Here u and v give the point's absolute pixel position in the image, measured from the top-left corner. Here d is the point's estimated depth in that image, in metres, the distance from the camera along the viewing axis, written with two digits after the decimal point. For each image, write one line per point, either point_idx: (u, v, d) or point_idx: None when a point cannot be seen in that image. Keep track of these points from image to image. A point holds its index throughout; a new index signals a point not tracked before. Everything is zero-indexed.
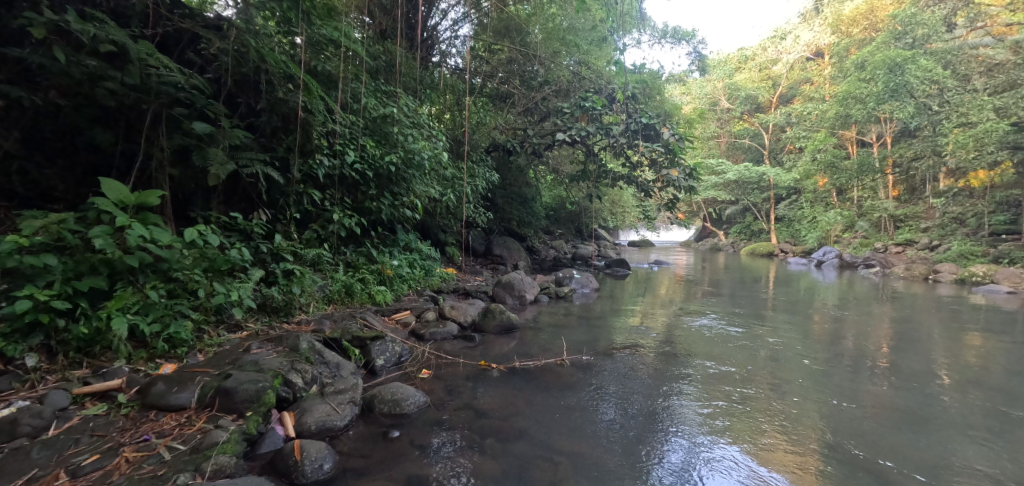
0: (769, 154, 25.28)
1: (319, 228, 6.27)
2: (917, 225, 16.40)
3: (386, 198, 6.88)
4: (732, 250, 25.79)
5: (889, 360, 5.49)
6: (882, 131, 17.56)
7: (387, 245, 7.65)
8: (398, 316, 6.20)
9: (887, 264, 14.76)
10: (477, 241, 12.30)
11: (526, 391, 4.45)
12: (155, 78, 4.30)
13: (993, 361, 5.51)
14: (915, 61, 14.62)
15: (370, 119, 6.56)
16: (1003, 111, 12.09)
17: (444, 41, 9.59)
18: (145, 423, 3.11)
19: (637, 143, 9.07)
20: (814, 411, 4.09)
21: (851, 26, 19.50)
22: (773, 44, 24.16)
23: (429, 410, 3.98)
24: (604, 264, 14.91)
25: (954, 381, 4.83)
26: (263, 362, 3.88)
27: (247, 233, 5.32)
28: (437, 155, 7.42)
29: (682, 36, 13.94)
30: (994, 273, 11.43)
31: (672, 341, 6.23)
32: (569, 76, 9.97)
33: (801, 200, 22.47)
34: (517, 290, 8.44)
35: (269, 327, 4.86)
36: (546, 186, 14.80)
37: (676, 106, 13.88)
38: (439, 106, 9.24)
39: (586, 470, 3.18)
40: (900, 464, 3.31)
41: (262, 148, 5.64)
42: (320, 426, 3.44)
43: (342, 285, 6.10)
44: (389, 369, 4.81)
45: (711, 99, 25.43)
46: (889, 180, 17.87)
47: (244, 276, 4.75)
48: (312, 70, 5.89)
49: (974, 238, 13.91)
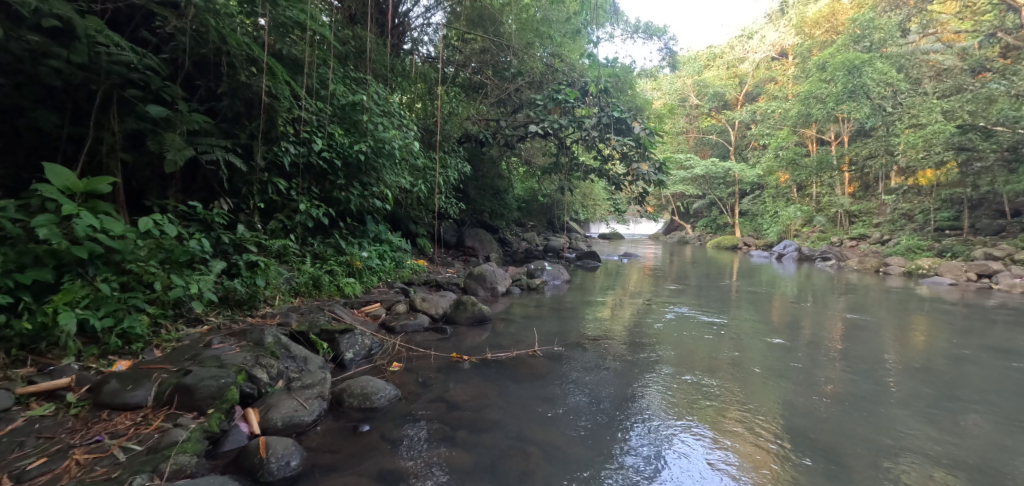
0: (734, 151, 25.94)
1: (284, 218, 6.08)
2: (871, 220, 17.40)
3: (356, 188, 6.71)
4: (699, 243, 26.50)
5: (843, 347, 5.78)
6: (841, 130, 18.26)
7: (357, 236, 7.46)
8: (368, 309, 6.08)
9: (842, 257, 15.45)
10: (448, 233, 12.24)
11: (498, 382, 4.44)
12: (105, 57, 4.04)
13: (936, 347, 5.89)
14: (872, 64, 15.18)
15: (338, 107, 6.37)
16: (949, 114, 12.48)
17: (416, 28, 9.47)
18: (97, 424, 2.95)
19: (608, 136, 9.15)
20: (774, 398, 4.23)
21: (813, 28, 20.16)
22: (741, 43, 24.69)
23: (401, 403, 3.92)
24: (575, 257, 15.06)
25: (902, 367, 5.13)
26: (225, 357, 3.74)
27: (207, 223, 5.09)
28: (409, 145, 7.26)
29: (653, 32, 14.09)
30: (938, 266, 12.07)
31: (642, 332, 6.34)
32: (542, 68, 9.87)
33: (764, 195, 23.23)
34: (489, 281, 8.39)
35: (232, 320, 4.68)
36: (518, 179, 14.76)
37: (647, 101, 14.05)
38: (411, 95, 9.07)
39: (558, 460, 3.21)
40: (856, 447, 3.47)
41: (223, 134, 5.42)
42: (286, 422, 3.33)
43: (309, 277, 5.93)
44: (359, 363, 4.72)
45: (680, 95, 25.82)
46: (846, 177, 18.71)
47: (205, 268, 4.53)
48: (277, 54, 5.65)
49: (920, 233, 14.84)
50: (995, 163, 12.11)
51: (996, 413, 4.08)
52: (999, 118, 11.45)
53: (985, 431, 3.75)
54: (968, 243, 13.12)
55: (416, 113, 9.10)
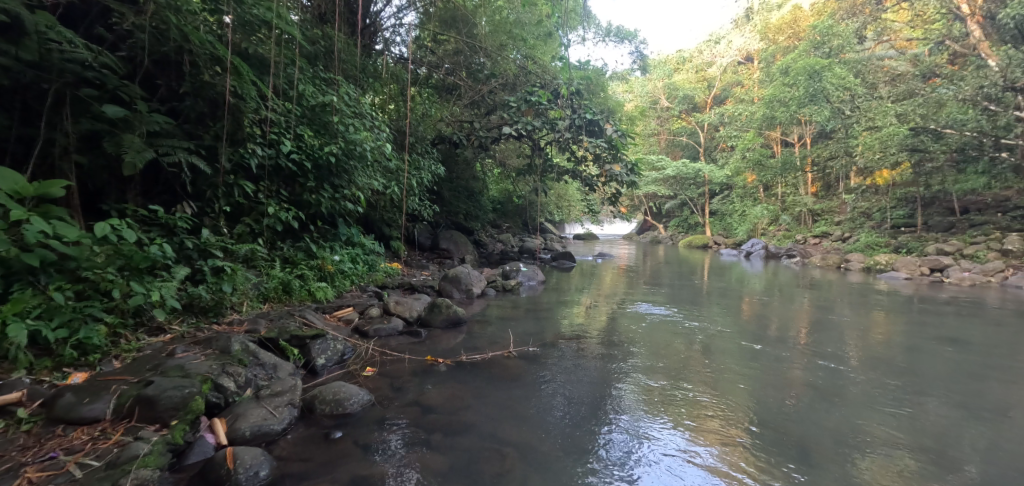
0: (704, 152, 26.53)
1: (252, 221, 5.91)
2: (832, 218, 18.12)
3: (327, 190, 6.57)
4: (671, 242, 27.02)
5: (808, 342, 5.98)
6: (803, 132, 18.92)
7: (329, 239, 7.31)
8: (340, 314, 5.98)
9: (806, 255, 15.99)
10: (423, 235, 12.16)
11: (473, 384, 4.43)
12: (58, 56, 3.87)
13: (894, 339, 6.16)
14: (831, 69, 15.69)
15: (307, 107, 6.25)
16: (902, 117, 13.03)
17: (388, 29, 9.37)
18: (51, 439, 2.81)
19: (581, 138, 9.24)
20: (743, 393, 4.34)
21: (777, 34, 20.91)
22: (709, 47, 25.68)
23: (374, 408, 3.86)
24: (549, 257, 15.15)
25: (862, 359, 5.34)
26: (190, 366, 3.61)
27: (169, 228, 4.91)
28: (381, 146, 7.16)
29: (624, 35, 14.31)
30: (894, 262, 12.61)
31: (616, 331, 6.44)
32: (515, 70, 9.91)
33: (732, 196, 23.90)
34: (464, 283, 8.36)
35: (197, 329, 4.52)
36: (493, 180, 14.74)
37: (619, 104, 14.24)
38: (383, 96, 8.94)
39: (533, 460, 3.22)
40: (821, 438, 3.58)
41: (186, 135, 5.24)
42: (255, 432, 3.24)
43: (279, 282, 5.79)
44: (331, 368, 4.63)
45: (651, 98, 26.19)
46: (809, 178, 19.43)
47: (167, 274, 4.36)
48: (242, 53, 5.49)
49: (878, 230, 15.56)
50: (944, 164, 12.76)
51: (949, 401, 4.28)
52: (948, 121, 11.97)
53: (939, 419, 3.93)
54: (922, 239, 13.76)
55: (388, 114, 9.01)
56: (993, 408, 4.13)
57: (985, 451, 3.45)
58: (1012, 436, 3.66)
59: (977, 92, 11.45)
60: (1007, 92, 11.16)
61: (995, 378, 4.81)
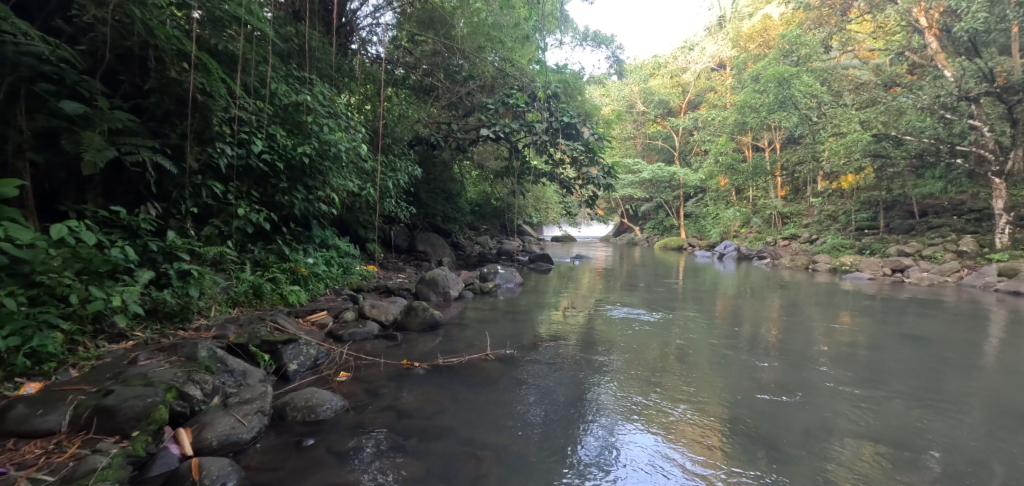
0: (679, 156, 27.03)
1: (220, 223, 5.73)
2: (801, 221, 18.70)
3: (300, 192, 6.43)
4: (647, 244, 27.42)
5: (778, 340, 6.14)
6: (773, 137, 19.49)
7: (302, 242, 7.15)
8: (313, 317, 5.85)
9: (776, 256, 16.44)
10: (399, 236, 12.04)
11: (450, 387, 4.38)
12: (13, 49, 3.68)
13: (859, 337, 6.38)
14: (799, 77, 16.07)
15: (280, 106, 6.13)
16: (865, 124, 13.21)
17: (364, 28, 9.24)
18: (1, 454, 2.66)
19: (558, 141, 9.29)
20: (717, 392, 4.41)
21: (748, 42, 21.63)
22: (683, 54, 26.31)
23: (348, 414, 3.78)
24: (527, 259, 15.18)
25: (829, 357, 5.50)
26: (153, 374, 3.47)
27: (132, 230, 4.70)
28: (356, 147, 7.04)
29: (601, 40, 14.43)
30: (859, 263, 13.06)
31: (592, 332, 6.49)
32: (493, 72, 9.96)
33: (706, 199, 24.45)
34: (442, 286, 8.28)
35: (161, 335, 4.37)
36: (471, 182, 14.71)
37: (596, 108, 14.33)
38: (359, 97, 8.82)
39: (509, 463, 3.20)
40: (793, 436, 3.64)
41: (150, 133, 5.05)
42: (222, 441, 3.13)
43: (249, 285, 5.64)
44: (304, 374, 4.52)
45: (628, 102, 26.48)
46: (779, 182, 20.05)
47: (129, 279, 4.18)
48: (211, 49, 5.34)
49: (844, 233, 16.13)
50: (904, 169, 13.45)
51: (910, 396, 4.43)
52: (907, 128, 12.50)
53: (901, 414, 4.06)
54: (884, 241, 14.29)
55: (365, 114, 8.92)
56: (951, 402, 4.29)
57: (945, 443, 3.58)
58: (970, 429, 3.80)
59: (936, 101, 12.02)
60: (961, 101, 11.90)
61: (950, 373, 5.02)
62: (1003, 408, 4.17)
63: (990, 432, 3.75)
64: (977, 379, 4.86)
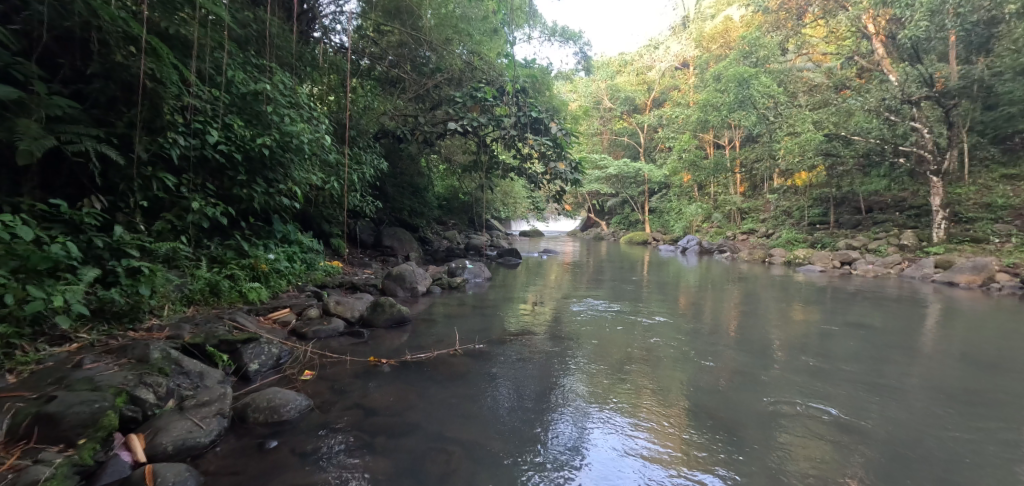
0: (644, 152, 27.48)
1: (173, 217, 5.43)
2: (758, 216, 19.45)
3: (259, 185, 6.16)
4: (613, 239, 27.87)
5: (738, 331, 6.35)
6: (733, 135, 20.13)
7: (262, 237, 6.89)
8: (275, 315, 5.65)
9: (735, 250, 17.04)
10: (365, 231, 11.82)
11: (418, 383, 4.32)
12: None
13: (811, 326, 6.68)
14: (758, 78, 16.67)
15: (237, 95, 5.87)
16: (818, 124, 13.74)
17: (327, 16, 8.94)
18: None
19: (526, 136, 9.26)
20: (681, 382, 4.51)
21: (710, 43, 22.34)
22: (649, 52, 26.84)
23: (313, 414, 3.67)
24: (496, 254, 15.15)
25: (785, 345, 5.74)
26: (100, 378, 3.26)
27: (74, 225, 4.40)
28: (319, 139, 6.81)
29: (570, 36, 14.49)
30: (811, 256, 13.69)
31: (560, 326, 6.54)
32: (461, 66, 9.80)
33: (670, 194, 25.05)
34: (409, 281, 8.17)
35: (109, 337, 4.12)
36: (439, 176, 14.57)
37: (564, 103, 14.36)
38: (322, 87, 8.54)
39: (479, 458, 3.18)
40: (754, 422, 3.76)
41: (94, 122, 4.75)
42: (178, 446, 2.98)
43: (205, 282, 5.39)
44: (265, 374, 4.36)
45: (595, 98, 26.71)
46: (738, 178, 20.79)
47: (72, 277, 3.92)
48: (161, 33, 5.05)
49: (798, 227, 16.88)
50: (853, 168, 14.16)
51: (857, 380, 4.66)
52: (856, 129, 13.08)
53: (850, 397, 4.28)
54: (834, 235, 15.03)
55: (328, 105, 8.67)
56: (893, 385, 4.56)
57: (889, 424, 3.79)
58: (911, 409, 4.04)
59: (881, 103, 12.61)
60: (904, 104, 12.46)
61: (893, 358, 5.32)
62: (940, 389, 4.45)
63: (927, 412, 4.00)
64: (917, 363, 5.17)
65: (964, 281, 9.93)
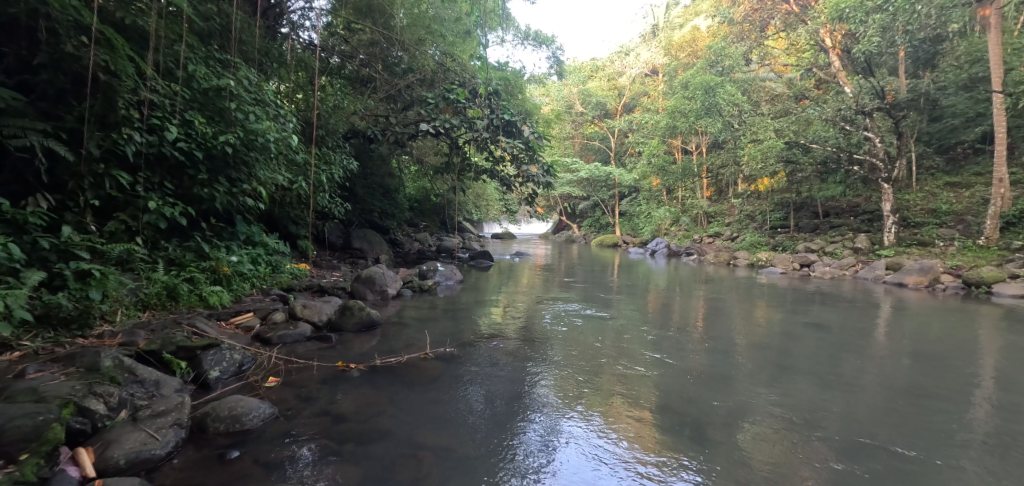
0: (615, 156, 27.87)
1: (127, 218, 5.16)
2: (724, 220, 19.99)
3: (222, 184, 5.92)
4: (584, 242, 28.09)
5: (704, 332, 6.49)
6: (700, 142, 20.71)
7: (224, 238, 6.63)
8: (238, 320, 5.45)
9: (701, 253, 17.45)
10: (333, 233, 11.57)
11: (389, 388, 4.23)
12: None
13: (774, 327, 6.89)
14: (723, 86, 17.17)
15: (199, 91, 5.63)
16: (779, 132, 14.02)
17: (296, 11, 8.72)
18: None
19: (499, 138, 9.24)
20: (650, 384, 4.57)
21: (678, 51, 22.96)
22: (620, 59, 27.31)
23: (277, 422, 3.54)
24: (467, 257, 15.04)
25: (748, 346, 5.89)
26: (45, 388, 3.06)
27: (17, 225, 4.14)
28: (286, 138, 6.61)
29: (542, 40, 14.56)
30: (772, 259, 14.15)
31: (532, 329, 6.53)
32: (433, 66, 9.68)
33: (639, 198, 25.46)
34: (379, 285, 8.00)
35: (55, 344, 3.89)
36: (410, 178, 14.40)
37: (536, 106, 14.40)
38: (290, 85, 8.30)
39: (451, 462, 3.13)
40: (722, 421, 3.83)
41: (42, 115, 4.48)
42: (131, 459, 2.82)
43: (162, 286, 5.15)
44: (226, 381, 4.17)
45: (567, 102, 26.92)
46: (704, 183, 21.33)
47: (16, 281, 3.66)
48: (116, 24, 4.82)
49: (761, 231, 17.42)
50: (811, 174, 14.73)
51: (817, 378, 4.83)
52: (814, 137, 13.61)
53: (809, 393, 4.44)
54: (794, 238, 15.58)
55: (296, 103, 8.45)
56: (849, 382, 4.74)
57: (843, 418, 3.95)
58: (863, 404, 4.22)
59: (837, 114, 13.15)
60: (858, 114, 13.01)
61: (849, 356, 5.54)
62: (892, 386, 4.64)
63: (878, 406, 4.18)
64: (871, 361, 5.38)
65: (912, 283, 10.44)
